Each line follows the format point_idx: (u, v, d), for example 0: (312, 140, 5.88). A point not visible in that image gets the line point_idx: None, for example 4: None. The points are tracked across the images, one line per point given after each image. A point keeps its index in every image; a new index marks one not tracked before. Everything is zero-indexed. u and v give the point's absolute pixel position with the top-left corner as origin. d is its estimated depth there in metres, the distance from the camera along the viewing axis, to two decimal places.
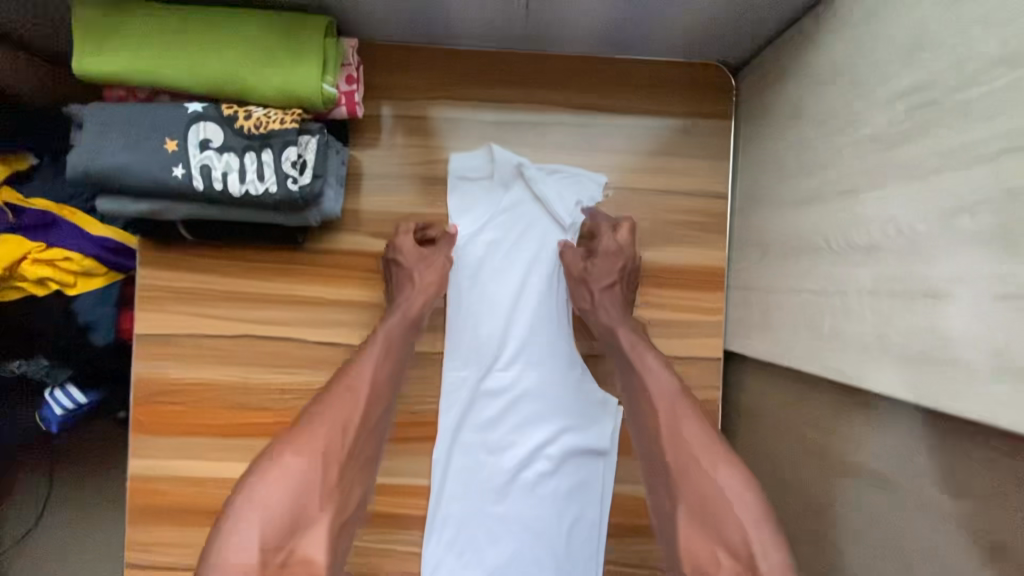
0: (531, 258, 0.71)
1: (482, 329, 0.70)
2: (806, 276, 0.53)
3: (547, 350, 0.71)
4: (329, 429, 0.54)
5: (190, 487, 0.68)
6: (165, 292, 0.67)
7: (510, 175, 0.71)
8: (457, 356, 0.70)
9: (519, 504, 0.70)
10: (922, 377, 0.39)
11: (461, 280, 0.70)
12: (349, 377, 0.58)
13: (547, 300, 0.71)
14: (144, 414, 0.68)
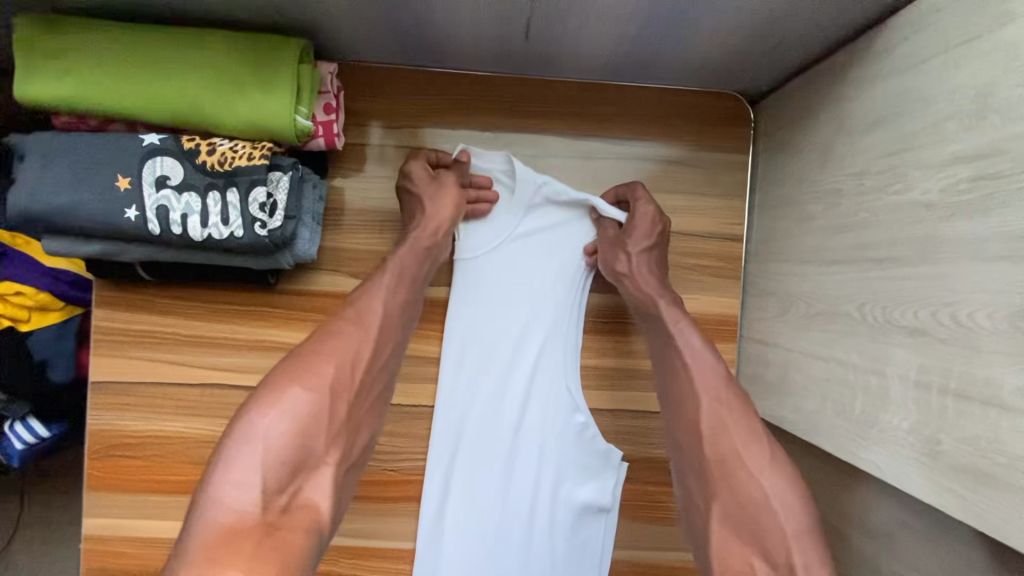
0: (546, 291, 0.64)
1: (482, 373, 0.63)
2: (832, 344, 0.47)
3: (556, 394, 0.64)
4: (335, 374, 0.46)
5: (151, 548, 0.62)
6: (124, 337, 0.61)
7: (529, 197, 0.62)
8: (453, 403, 0.63)
9: (514, 557, 0.64)
10: (982, 497, 0.33)
11: (461, 315, 0.63)
12: (354, 312, 0.51)
13: (556, 344, 0.64)
14: (100, 469, 0.62)
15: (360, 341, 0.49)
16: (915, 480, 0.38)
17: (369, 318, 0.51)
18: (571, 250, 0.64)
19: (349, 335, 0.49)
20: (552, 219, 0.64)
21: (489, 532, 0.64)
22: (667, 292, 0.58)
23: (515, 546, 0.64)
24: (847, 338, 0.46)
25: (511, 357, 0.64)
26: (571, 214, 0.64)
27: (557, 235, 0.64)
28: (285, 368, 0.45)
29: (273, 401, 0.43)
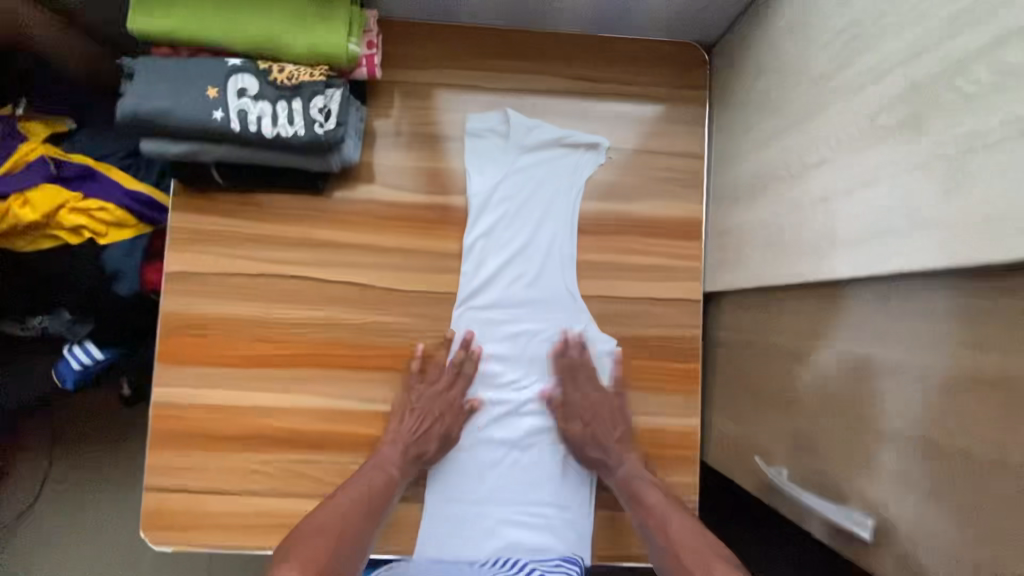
0: (541, 215, 0.76)
1: (493, 278, 0.76)
2: (770, 203, 0.61)
3: (552, 296, 0.76)
4: (359, 504, 0.67)
5: (210, 413, 0.73)
6: (195, 234, 0.74)
7: (522, 137, 0.76)
8: (469, 301, 0.75)
9: (520, 431, 0.76)
10: (860, 253, 0.46)
11: (474, 234, 0.75)
12: (373, 461, 0.71)
13: (553, 253, 0.76)
14: (169, 346, 0.73)
15: (367, 491, 0.68)
16: (822, 268, 0.51)
17: (377, 462, 0.71)
18: (564, 178, 0.76)
19: (366, 475, 0.70)
20: (544, 155, 0.77)
21: (502, 410, 0.76)
22: (628, 460, 0.73)
23: (523, 424, 0.76)
24: (780, 194, 0.59)
25: (516, 265, 0.76)
26: (559, 150, 0.77)
27: (549, 167, 0.77)
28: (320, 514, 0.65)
29: (315, 522, 0.64)
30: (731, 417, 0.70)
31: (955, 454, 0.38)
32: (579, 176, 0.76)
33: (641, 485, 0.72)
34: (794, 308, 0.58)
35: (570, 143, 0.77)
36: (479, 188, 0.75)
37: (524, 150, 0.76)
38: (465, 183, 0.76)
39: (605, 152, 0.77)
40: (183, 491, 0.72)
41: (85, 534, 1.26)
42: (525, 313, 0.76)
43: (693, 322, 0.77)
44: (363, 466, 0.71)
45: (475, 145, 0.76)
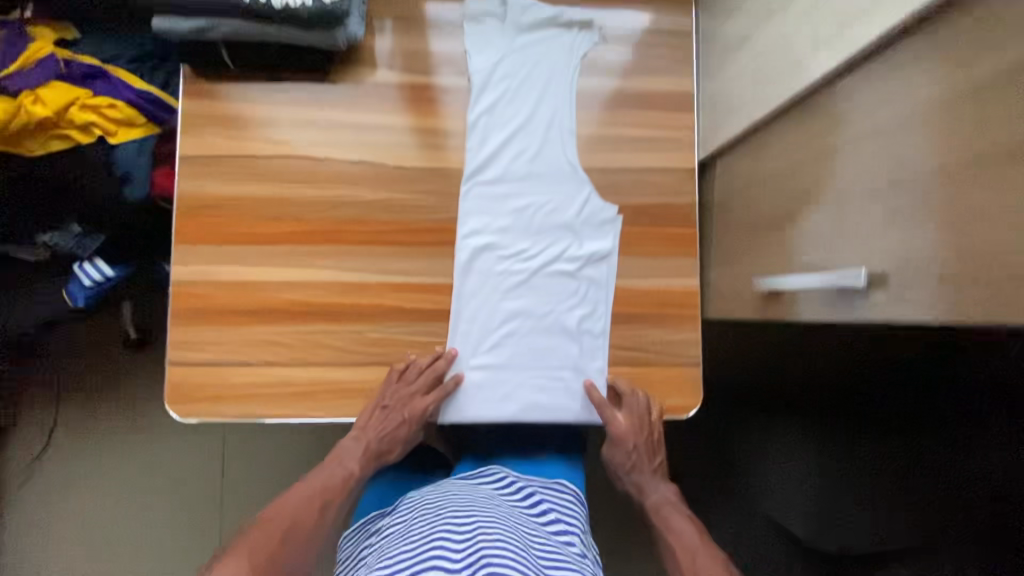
0: (542, 89, 0.79)
1: (498, 152, 0.79)
2: (760, 43, 0.65)
3: (556, 168, 0.79)
4: (323, 490, 0.72)
5: (229, 290, 0.75)
6: (206, 119, 0.76)
7: (519, 18, 0.80)
8: (475, 175, 0.78)
9: (531, 299, 0.79)
10: (846, 38, 0.51)
11: (477, 111, 0.78)
12: (340, 453, 0.76)
13: (554, 126, 0.79)
14: (186, 226, 0.75)
15: (340, 481, 0.74)
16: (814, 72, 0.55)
17: (347, 455, 0.75)
18: (561, 56, 0.80)
19: (337, 464, 0.75)
20: (541, 35, 0.80)
21: (516, 279, 0.79)
22: (660, 488, 0.78)
23: (536, 291, 0.79)
24: (767, 31, 0.64)
25: (519, 139, 0.79)
26: (555, 30, 0.80)
27: (546, 46, 0.80)
28: (303, 485, 0.73)
29: (288, 500, 0.70)
30: (727, 264, 0.74)
31: (930, 165, 0.43)
32: (574, 54, 0.80)
33: (672, 512, 0.75)
34: (786, 133, 0.62)
35: (564, 23, 0.80)
36: (480, 67, 0.78)
37: (522, 31, 0.80)
38: (467, 62, 0.79)
39: (598, 30, 0.80)
40: (206, 364, 0.74)
41: (111, 470, 1.33)
42: (531, 186, 0.79)
43: (689, 189, 0.81)
44: (331, 457, 0.76)
45: (475, 26, 0.80)
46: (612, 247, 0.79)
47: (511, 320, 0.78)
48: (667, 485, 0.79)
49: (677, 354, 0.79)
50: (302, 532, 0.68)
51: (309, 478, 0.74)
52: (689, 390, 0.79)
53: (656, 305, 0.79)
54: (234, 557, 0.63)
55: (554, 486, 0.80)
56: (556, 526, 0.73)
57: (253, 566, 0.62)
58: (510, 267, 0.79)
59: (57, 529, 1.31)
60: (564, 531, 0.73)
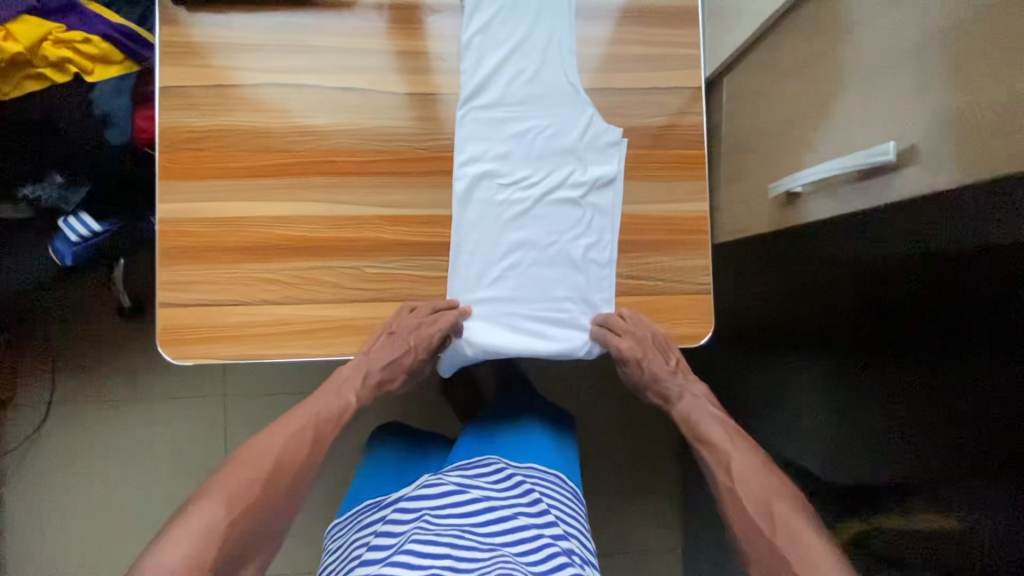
0: (539, 6, 0.75)
1: (494, 74, 0.74)
2: None
3: (556, 91, 0.75)
4: (314, 422, 0.71)
5: (218, 227, 0.71)
6: (184, 48, 0.72)
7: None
8: (471, 99, 0.74)
9: (532, 231, 0.75)
10: None
11: (470, 30, 0.74)
12: (336, 384, 0.75)
13: (554, 44, 0.75)
14: (170, 161, 0.71)
15: (331, 416, 0.72)
16: None
17: (345, 383, 0.75)
18: None
19: (331, 398, 0.74)
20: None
21: (519, 208, 0.75)
22: (688, 395, 0.76)
23: (540, 220, 0.75)
24: None
25: (516, 60, 0.75)
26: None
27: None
28: (283, 425, 0.70)
29: (272, 438, 0.68)
30: (738, 181, 0.71)
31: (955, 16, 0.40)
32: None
33: (699, 415, 0.74)
34: (800, 25, 0.58)
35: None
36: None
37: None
38: None
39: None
40: (198, 305, 0.71)
41: (112, 442, 1.31)
42: (531, 109, 0.75)
43: (696, 109, 0.77)
44: (327, 385, 0.75)
45: None
46: (619, 172, 0.76)
47: (515, 251, 0.75)
48: (693, 383, 0.77)
49: (687, 281, 0.76)
50: (294, 464, 0.67)
51: (299, 411, 0.72)
52: (701, 318, 0.76)
53: (664, 231, 0.76)
54: (210, 502, 0.61)
55: (551, 480, 0.78)
56: (550, 521, 0.71)
57: (229, 512, 0.60)
58: (512, 195, 0.75)
59: (62, 503, 1.29)
60: (561, 534, 0.69)
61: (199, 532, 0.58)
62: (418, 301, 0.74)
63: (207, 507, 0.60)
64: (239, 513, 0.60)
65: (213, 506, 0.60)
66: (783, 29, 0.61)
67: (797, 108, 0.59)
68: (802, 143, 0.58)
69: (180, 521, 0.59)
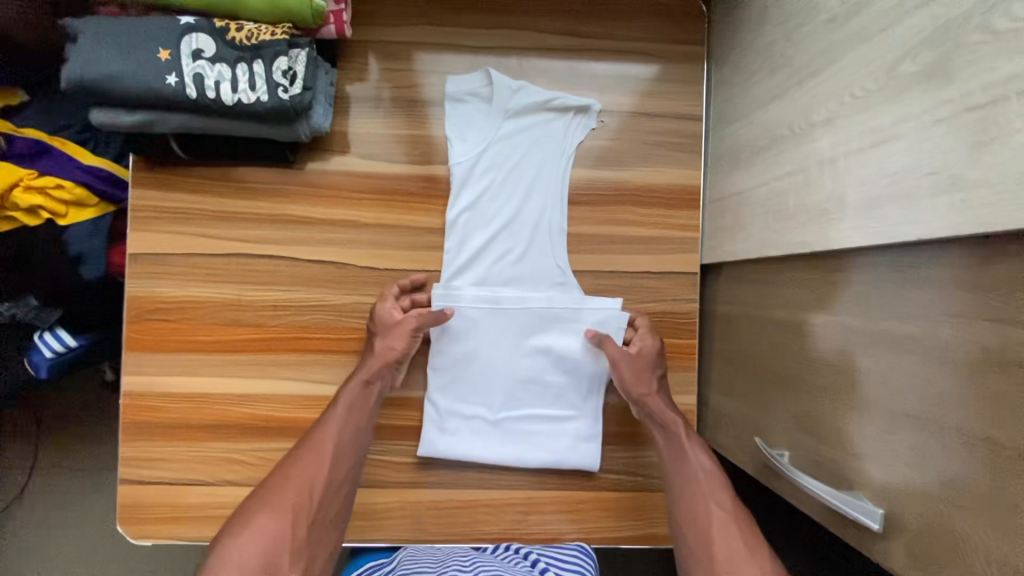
0: (529, 183, 0.72)
1: (480, 253, 0.72)
2: (775, 165, 0.57)
3: (542, 271, 0.72)
4: (320, 465, 0.61)
5: (184, 402, 0.69)
6: (158, 213, 0.69)
7: (506, 100, 0.71)
8: (455, 279, 0.71)
9: (509, 413, 0.72)
10: (872, 218, 0.42)
11: (457, 208, 0.71)
12: (336, 414, 0.65)
13: (543, 223, 0.72)
14: (137, 331, 0.69)
15: (335, 450, 0.63)
16: (829, 233, 0.47)
17: (350, 405, 0.65)
18: (552, 145, 0.73)
19: (330, 431, 0.63)
20: (530, 121, 0.73)
21: (503, 385, 0.72)
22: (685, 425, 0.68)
23: (525, 394, 0.73)
24: (782, 156, 0.55)
25: (503, 239, 0.72)
26: (546, 114, 0.73)
27: (536, 132, 0.73)
28: (293, 470, 0.61)
29: (278, 483, 0.60)
30: (727, 394, 0.66)
31: (946, 417, 0.36)
32: (567, 142, 0.72)
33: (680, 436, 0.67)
34: (786, 278, 0.55)
35: (558, 106, 0.72)
36: (461, 156, 0.71)
37: (509, 114, 0.72)
38: (449, 151, 0.72)
39: (596, 114, 0.72)
40: (160, 485, 0.69)
41: (93, 511, 1.31)
42: (516, 289, 0.72)
43: (690, 295, 0.73)
44: (328, 412, 0.65)
45: (458, 109, 0.72)
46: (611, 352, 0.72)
47: (491, 435, 0.72)
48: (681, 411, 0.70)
49: None
50: (313, 507, 0.60)
51: (303, 457, 0.62)
52: None
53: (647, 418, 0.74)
54: (239, 544, 0.55)
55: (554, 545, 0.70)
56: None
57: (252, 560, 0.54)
58: (496, 372, 0.72)
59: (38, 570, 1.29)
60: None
61: (254, 556, 0.55)
62: (389, 482, 0.71)
63: (237, 548, 0.55)
64: (262, 558, 0.55)
65: (246, 548, 0.55)
66: (774, 268, 0.57)
67: (777, 360, 0.56)
68: (777, 402, 0.55)
69: (235, 532, 0.56)
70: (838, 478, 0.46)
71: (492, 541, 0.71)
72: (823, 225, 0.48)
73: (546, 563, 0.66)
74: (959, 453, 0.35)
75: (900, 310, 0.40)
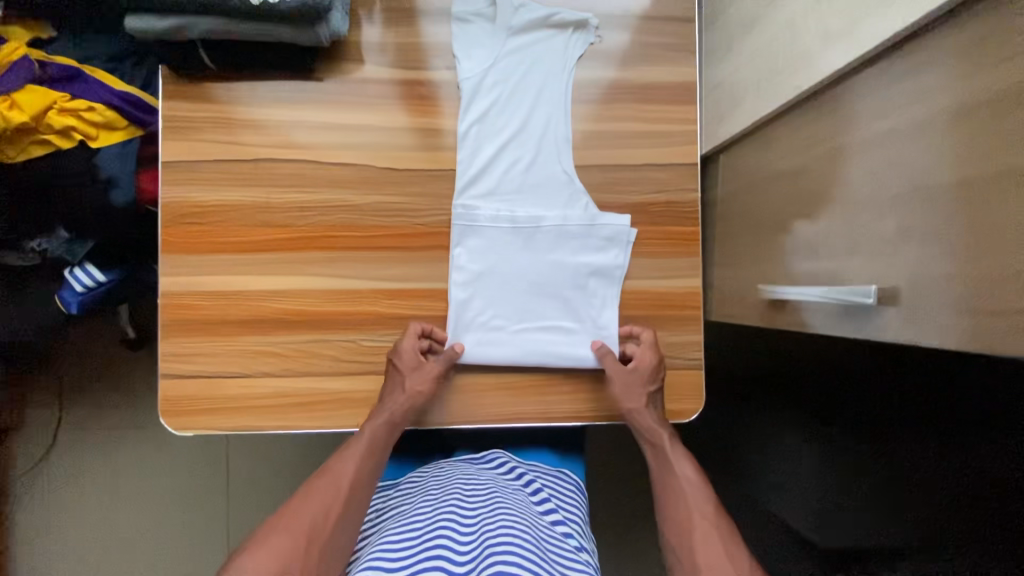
0: (535, 95, 0.77)
1: (491, 163, 0.76)
2: (764, 33, 0.62)
3: (552, 170, 0.77)
4: (337, 492, 0.64)
5: (220, 299, 0.73)
6: (187, 123, 0.73)
7: (509, 19, 0.76)
8: (468, 188, 0.76)
9: (529, 305, 0.76)
10: (858, 36, 0.47)
11: (468, 120, 0.76)
12: (356, 445, 0.68)
13: (549, 134, 0.77)
14: (172, 234, 0.73)
15: (353, 481, 0.66)
16: (821, 68, 0.52)
17: (371, 440, 0.69)
18: (554, 59, 0.77)
19: (351, 460, 0.67)
20: (532, 38, 0.77)
21: (521, 292, 0.76)
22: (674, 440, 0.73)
23: (542, 302, 0.77)
24: (770, 21, 0.60)
25: (512, 149, 0.77)
26: (547, 31, 0.77)
27: (538, 48, 0.77)
28: (313, 491, 0.64)
29: (296, 505, 0.63)
30: (731, 266, 0.71)
31: (936, 178, 0.41)
32: (568, 55, 0.77)
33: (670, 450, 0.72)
34: (783, 132, 0.60)
35: (558, 22, 0.77)
36: (469, 72, 0.76)
37: (513, 31, 0.77)
38: (457, 68, 0.76)
39: (594, 29, 0.77)
40: (200, 377, 0.73)
41: (118, 469, 1.31)
42: (526, 197, 0.76)
43: (691, 185, 0.77)
44: (349, 443, 0.69)
45: (464, 27, 0.76)
46: (625, 263, 0.77)
47: (513, 330, 0.76)
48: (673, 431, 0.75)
49: (678, 356, 0.77)
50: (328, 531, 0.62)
51: (321, 481, 0.65)
52: (692, 394, 0.77)
53: (656, 304, 0.77)
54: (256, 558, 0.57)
55: (556, 474, 0.78)
56: (552, 514, 0.70)
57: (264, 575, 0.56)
58: (513, 281, 0.76)
59: (66, 526, 1.30)
60: (560, 520, 0.69)
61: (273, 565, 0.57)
62: None
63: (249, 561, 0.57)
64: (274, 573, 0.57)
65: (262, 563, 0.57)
66: (770, 129, 0.62)
67: (779, 209, 0.61)
68: (781, 246, 0.60)
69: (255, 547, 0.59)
70: (834, 279, 0.52)
71: (514, 421, 0.76)
72: (814, 62, 0.53)
73: (547, 494, 0.73)
74: (939, 202, 0.41)
75: (891, 107, 0.46)
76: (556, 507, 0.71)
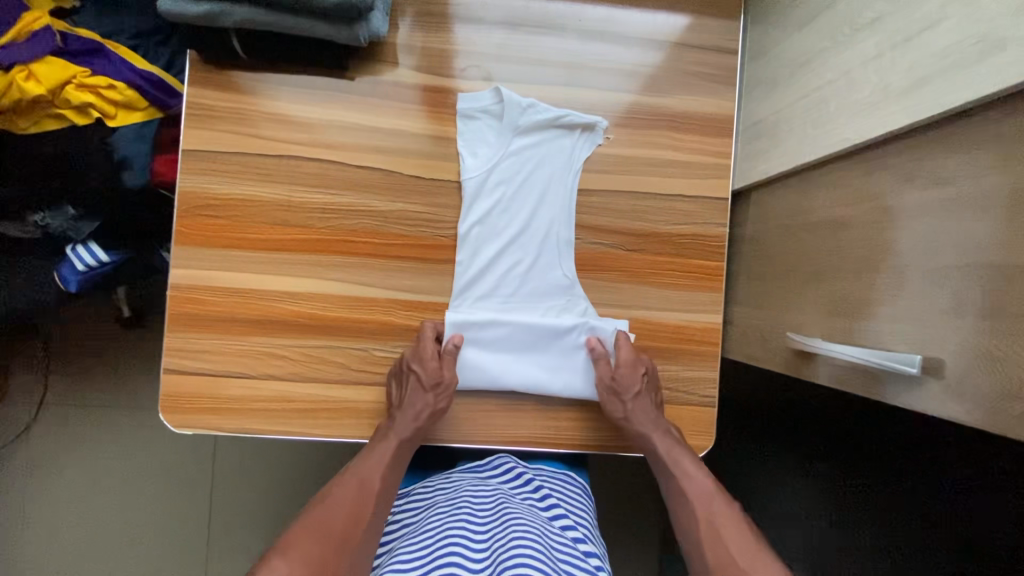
0: (540, 196, 0.75)
1: (489, 266, 0.74)
2: (813, 78, 0.61)
3: (552, 267, 0.75)
4: (360, 498, 0.64)
5: (232, 296, 0.71)
6: (212, 112, 0.71)
7: (516, 118, 0.74)
8: (467, 291, 0.74)
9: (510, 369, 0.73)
10: (919, 99, 0.46)
11: (469, 221, 0.73)
12: (375, 451, 0.67)
13: (550, 237, 0.75)
14: (187, 226, 0.70)
15: (375, 484, 0.65)
16: (873, 124, 0.51)
17: (401, 442, 0.68)
18: (560, 161, 0.75)
19: (369, 467, 0.66)
20: (537, 138, 0.75)
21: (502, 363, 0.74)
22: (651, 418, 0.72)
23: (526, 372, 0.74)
24: (823, 68, 0.59)
25: (513, 251, 0.75)
26: (556, 130, 0.75)
27: (542, 149, 0.75)
28: (333, 500, 0.63)
29: (322, 514, 0.62)
30: (756, 307, 0.70)
31: (991, 256, 0.40)
32: (575, 158, 0.75)
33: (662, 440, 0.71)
34: (824, 181, 0.59)
35: (566, 124, 0.75)
36: (473, 171, 0.73)
37: (519, 130, 0.74)
38: (461, 160, 0.74)
39: (601, 134, 0.75)
40: (202, 375, 0.71)
41: (98, 457, 1.26)
42: (521, 301, 0.75)
43: (720, 218, 0.76)
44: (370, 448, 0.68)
45: (468, 124, 0.74)
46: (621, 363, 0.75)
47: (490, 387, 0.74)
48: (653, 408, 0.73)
49: (692, 391, 0.76)
50: (355, 535, 0.61)
51: (340, 487, 0.64)
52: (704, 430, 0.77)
53: (677, 336, 0.76)
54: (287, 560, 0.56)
55: (563, 476, 0.77)
56: (562, 518, 0.69)
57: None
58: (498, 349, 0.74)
59: (40, 513, 1.24)
60: (570, 524, 0.68)
61: None
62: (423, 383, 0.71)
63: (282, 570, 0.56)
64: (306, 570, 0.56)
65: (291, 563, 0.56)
66: (811, 175, 0.61)
67: (813, 257, 0.60)
68: (811, 294, 0.59)
69: None
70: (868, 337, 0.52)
71: (523, 443, 0.75)
72: (865, 117, 0.52)
73: (555, 498, 0.72)
74: (990, 283, 0.40)
75: (946, 173, 0.45)
76: (566, 511, 0.70)
